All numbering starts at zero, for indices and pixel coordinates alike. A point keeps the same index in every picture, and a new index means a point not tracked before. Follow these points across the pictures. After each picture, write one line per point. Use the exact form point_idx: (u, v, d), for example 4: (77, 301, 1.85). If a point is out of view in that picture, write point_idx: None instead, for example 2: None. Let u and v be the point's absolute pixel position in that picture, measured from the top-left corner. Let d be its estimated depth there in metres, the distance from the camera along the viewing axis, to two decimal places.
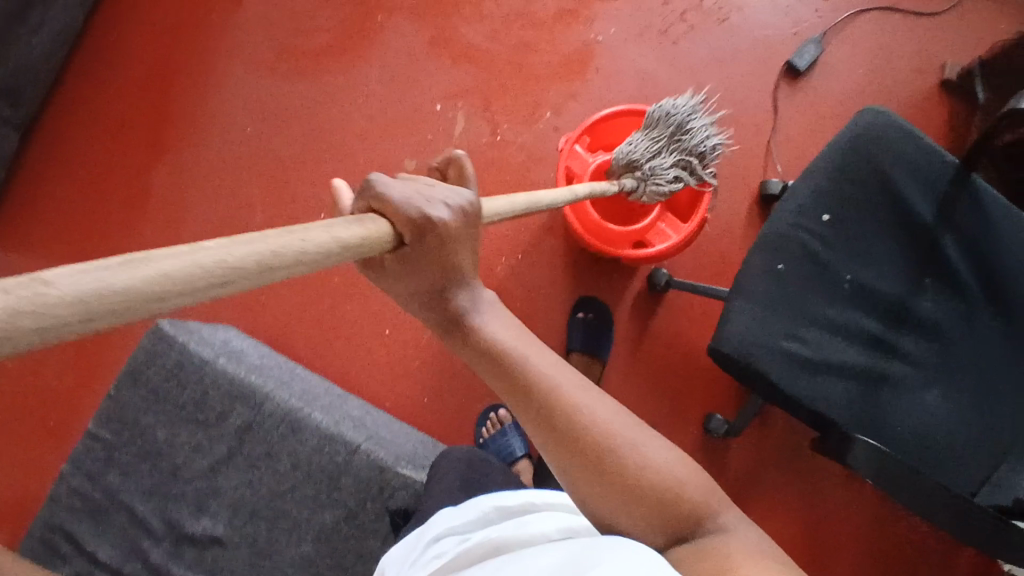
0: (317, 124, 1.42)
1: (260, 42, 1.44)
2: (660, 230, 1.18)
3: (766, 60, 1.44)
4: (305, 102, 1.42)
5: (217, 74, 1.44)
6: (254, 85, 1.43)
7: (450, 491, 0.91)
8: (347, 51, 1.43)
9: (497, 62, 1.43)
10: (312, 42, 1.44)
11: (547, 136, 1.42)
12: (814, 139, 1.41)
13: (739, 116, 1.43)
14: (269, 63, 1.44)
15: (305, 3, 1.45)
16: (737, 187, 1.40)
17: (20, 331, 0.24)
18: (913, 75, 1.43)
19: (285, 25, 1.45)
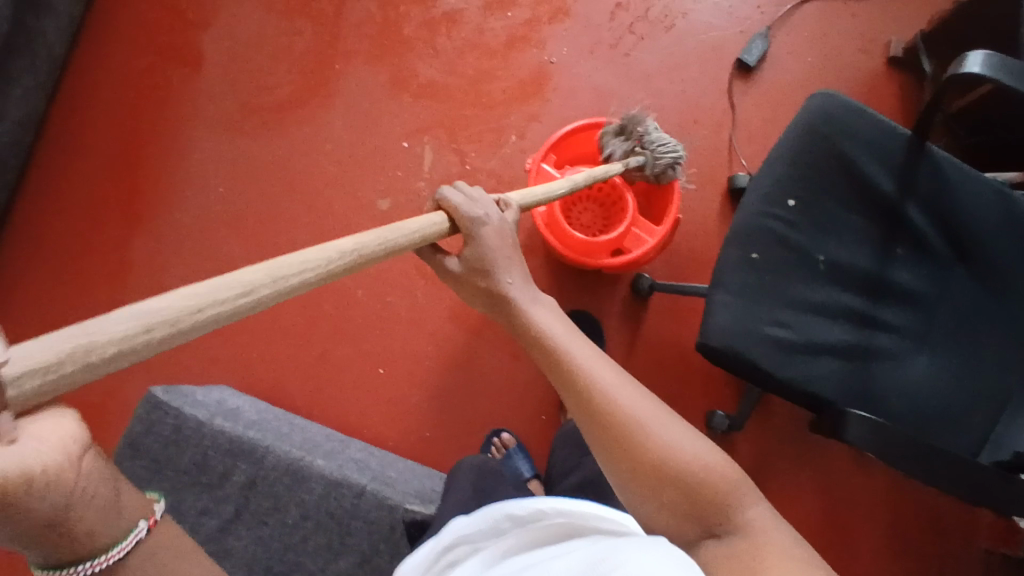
0: (288, 175, 1.44)
1: (223, 104, 1.47)
2: (637, 235, 1.20)
3: (716, 61, 1.48)
4: (274, 155, 1.44)
5: (183, 141, 1.46)
6: (222, 145, 1.45)
7: (465, 498, 0.92)
8: (310, 100, 1.46)
9: (456, 94, 1.46)
10: (273, 97, 1.46)
11: (515, 159, 1.44)
12: (773, 129, 1.45)
13: (698, 117, 1.46)
14: (233, 123, 1.46)
15: (262, 60, 1.48)
16: (706, 185, 1.44)
17: (102, 344, 0.38)
18: (859, 56, 1.47)
19: (245, 84, 1.47)
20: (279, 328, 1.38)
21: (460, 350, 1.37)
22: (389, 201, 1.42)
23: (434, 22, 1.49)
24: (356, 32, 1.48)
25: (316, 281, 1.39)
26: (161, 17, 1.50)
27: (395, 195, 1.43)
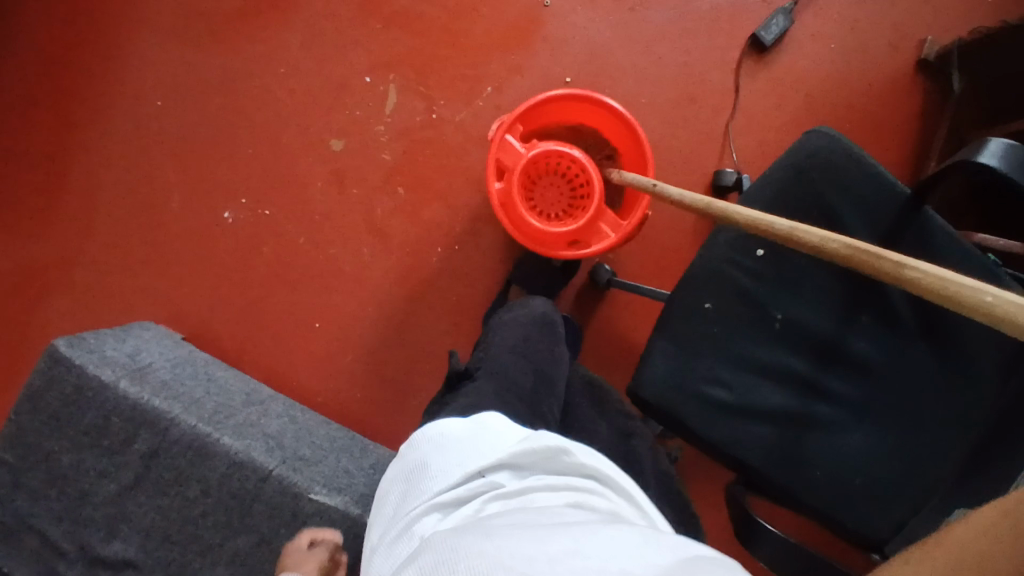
0: (235, 96, 1.29)
1: (172, 3, 1.30)
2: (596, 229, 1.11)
3: (729, 32, 1.31)
4: (221, 70, 1.29)
5: (121, 41, 1.30)
6: (164, 52, 1.30)
7: (515, 371, 0.92)
8: (266, 11, 1.29)
9: (431, 29, 1.29)
10: (226, 3, 1.29)
11: (486, 115, 1.30)
12: (776, 121, 1.31)
13: (698, 95, 1.31)
14: (180, 27, 1.30)
15: None
16: (690, 174, 1.31)
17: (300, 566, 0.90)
18: (885, 52, 1.32)
19: None
20: (212, 268, 1.30)
21: (401, 316, 1.30)
22: (342, 145, 1.29)
23: None
24: None
25: (256, 222, 1.29)
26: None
27: (350, 136, 1.29)
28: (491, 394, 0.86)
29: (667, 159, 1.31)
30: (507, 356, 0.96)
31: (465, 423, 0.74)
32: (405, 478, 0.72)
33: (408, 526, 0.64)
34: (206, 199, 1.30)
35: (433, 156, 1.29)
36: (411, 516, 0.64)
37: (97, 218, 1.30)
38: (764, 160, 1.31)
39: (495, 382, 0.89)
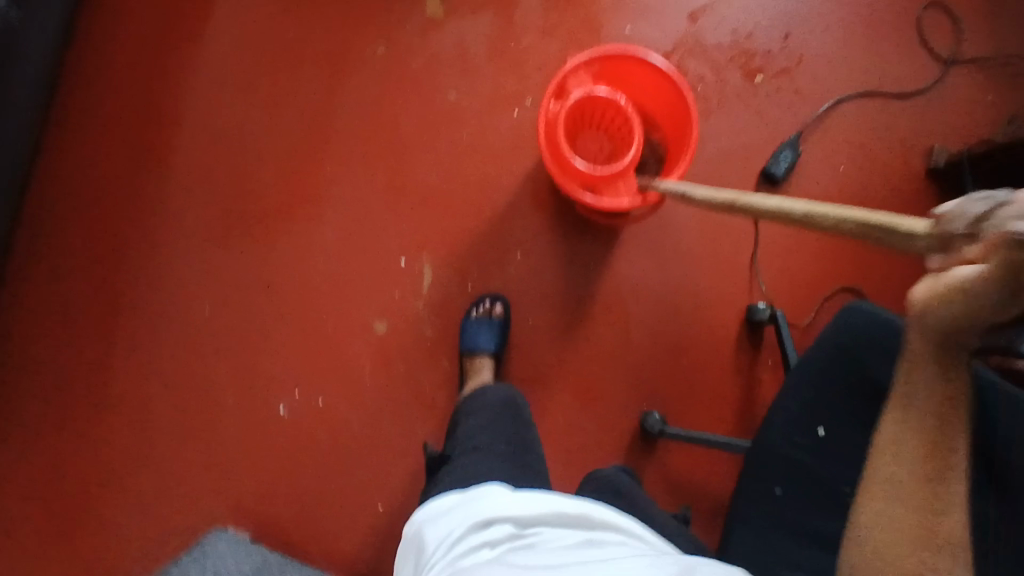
0: (279, 291, 1.34)
1: (209, 210, 1.36)
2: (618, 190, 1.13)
3: (742, 169, 1.36)
4: (263, 268, 1.34)
5: (163, 251, 1.35)
6: (206, 257, 1.35)
7: (488, 431, 1.07)
8: (298, 209, 1.35)
9: (457, 205, 1.35)
10: (261, 204, 1.35)
11: (520, 280, 1.35)
12: (797, 248, 1.36)
13: (720, 233, 1.35)
14: (219, 232, 1.35)
15: (248, 161, 1.36)
16: (723, 309, 1.35)
17: None
18: (894, 168, 1.37)
19: (229, 188, 1.36)
20: (272, 461, 1.32)
21: None
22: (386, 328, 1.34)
23: (435, 121, 1.36)
24: (351, 131, 1.36)
25: (309, 411, 1.33)
26: (139, 106, 1.37)
27: (392, 316, 1.34)
28: (485, 468, 0.96)
29: (700, 298, 1.35)
30: (477, 431, 1.08)
31: (460, 492, 0.85)
32: (416, 541, 0.83)
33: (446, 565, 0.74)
34: (260, 394, 1.33)
35: None
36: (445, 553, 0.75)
37: (155, 425, 1.32)
38: (792, 288, 1.34)
39: (477, 454, 1.01)
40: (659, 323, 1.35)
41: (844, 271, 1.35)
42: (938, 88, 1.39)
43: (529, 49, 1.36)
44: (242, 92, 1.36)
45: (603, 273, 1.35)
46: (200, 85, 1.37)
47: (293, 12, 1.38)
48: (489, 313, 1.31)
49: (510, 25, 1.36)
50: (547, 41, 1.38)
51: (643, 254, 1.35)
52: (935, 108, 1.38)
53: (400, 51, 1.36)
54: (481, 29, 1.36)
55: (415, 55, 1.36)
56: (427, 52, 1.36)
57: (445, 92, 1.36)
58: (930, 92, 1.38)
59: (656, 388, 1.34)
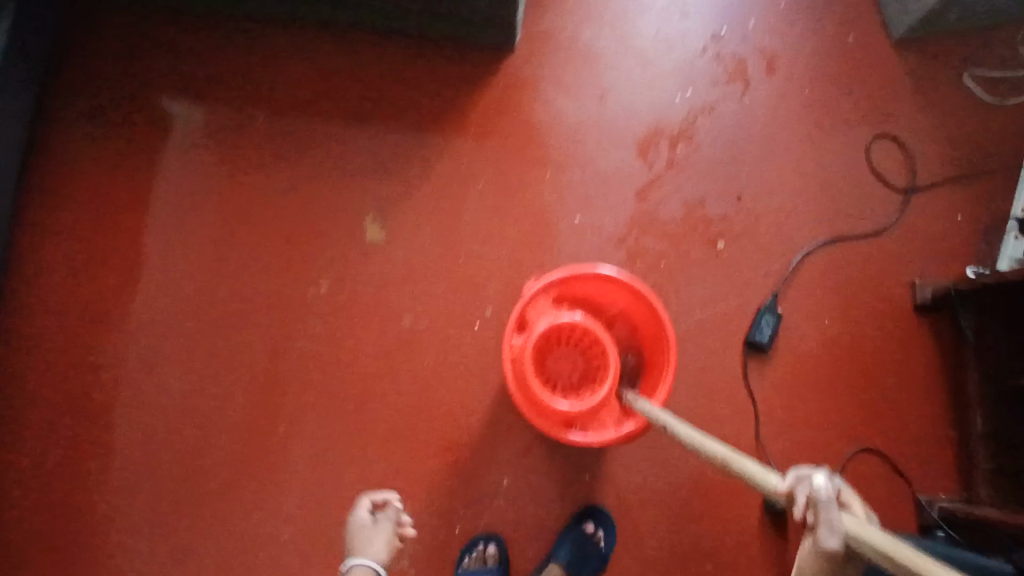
0: (252, 571, 1.20)
1: (163, 495, 1.21)
2: (602, 420, 1.04)
3: (724, 341, 1.27)
4: (229, 550, 1.20)
5: (116, 555, 1.20)
6: (166, 551, 1.20)
7: None
8: (259, 474, 1.22)
9: (431, 437, 1.23)
10: (217, 476, 1.22)
11: (513, 506, 1.22)
12: (800, 415, 1.25)
13: (715, 414, 1.25)
14: (175, 517, 1.21)
15: (197, 431, 1.23)
16: (736, 497, 1.23)
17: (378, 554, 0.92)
18: (878, 310, 1.29)
19: (178, 465, 1.22)
20: None
21: None
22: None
23: (391, 352, 1.26)
24: (304, 377, 1.25)
25: None
26: (63, 392, 1.23)
27: None
28: None
29: (708, 495, 1.23)
30: None
31: None
32: None
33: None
34: None
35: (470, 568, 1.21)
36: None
37: None
38: (806, 461, 1.24)
39: None
40: (671, 527, 1.21)
41: (858, 429, 1.25)
42: (902, 219, 1.33)
43: (477, 260, 1.29)
44: (178, 355, 1.24)
45: (603, 482, 1.22)
46: (130, 358, 1.24)
47: (220, 256, 1.27)
48: (483, 558, 1.19)
49: (455, 234, 1.29)
50: (495, 240, 1.30)
51: (642, 452, 1.23)
52: (905, 241, 1.32)
53: (343, 281, 1.27)
54: (425, 242, 1.29)
55: (359, 281, 1.27)
56: (372, 275, 1.27)
57: (399, 317, 1.27)
58: (896, 227, 1.33)
59: None
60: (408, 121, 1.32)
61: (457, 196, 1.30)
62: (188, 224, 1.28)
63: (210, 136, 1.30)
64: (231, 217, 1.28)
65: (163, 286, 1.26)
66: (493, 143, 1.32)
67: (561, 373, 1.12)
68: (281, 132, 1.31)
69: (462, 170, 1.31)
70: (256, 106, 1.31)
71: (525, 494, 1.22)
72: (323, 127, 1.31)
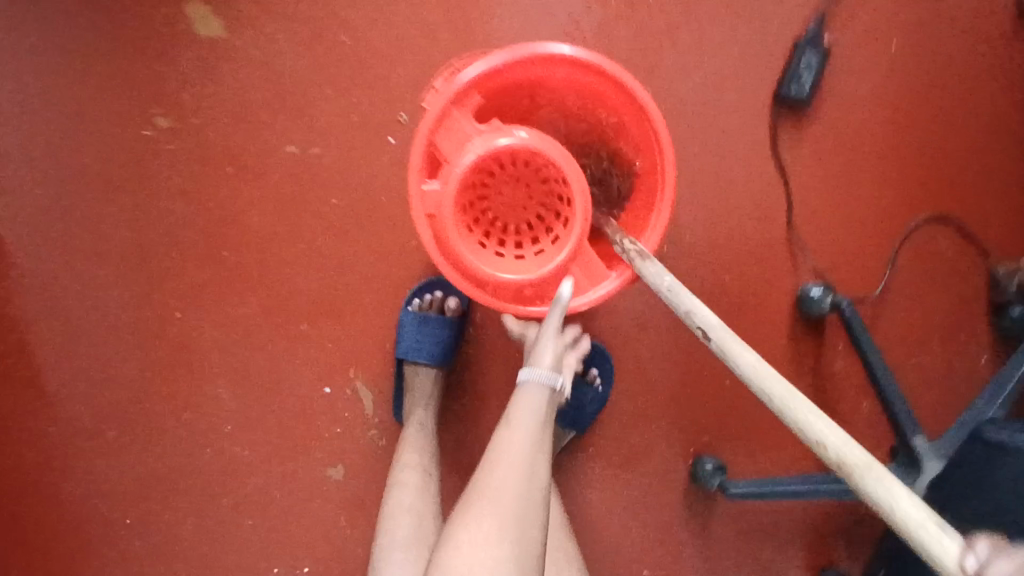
0: (189, 483, 0.99)
1: (57, 415, 0.98)
2: (571, 278, 0.74)
3: (742, 105, 0.91)
4: (157, 463, 0.99)
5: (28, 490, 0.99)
6: (84, 478, 0.99)
7: None
8: (168, 372, 0.98)
9: (368, 294, 0.96)
10: (120, 383, 0.98)
11: (485, 358, 0.99)
12: (849, 188, 0.93)
13: (735, 206, 0.93)
14: (82, 440, 0.99)
15: (80, 335, 0.97)
16: (766, 304, 0.96)
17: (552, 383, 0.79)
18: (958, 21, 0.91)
19: (69, 379, 0.98)
20: None
21: None
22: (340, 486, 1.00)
23: (290, 198, 0.94)
24: (186, 246, 0.96)
25: None
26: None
27: (343, 458, 1.00)
28: None
29: (730, 306, 0.96)
30: None
31: None
32: None
33: (494, 443, 0.70)
34: None
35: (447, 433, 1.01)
36: (497, 436, 0.70)
37: None
38: (853, 249, 0.94)
39: None
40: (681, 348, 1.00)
41: (924, 198, 0.93)
42: None
43: (380, 52, 0.90)
44: (24, 240, 0.95)
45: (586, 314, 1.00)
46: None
47: (30, 102, 0.93)
48: (439, 309, 0.96)
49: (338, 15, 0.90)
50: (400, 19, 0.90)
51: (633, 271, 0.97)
52: None
53: (200, 109, 0.92)
54: (297, 34, 0.90)
55: (222, 107, 0.92)
56: (236, 95, 0.92)
57: (284, 148, 0.92)
58: None
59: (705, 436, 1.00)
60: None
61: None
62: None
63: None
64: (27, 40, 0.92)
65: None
66: None
67: (508, 215, 0.74)
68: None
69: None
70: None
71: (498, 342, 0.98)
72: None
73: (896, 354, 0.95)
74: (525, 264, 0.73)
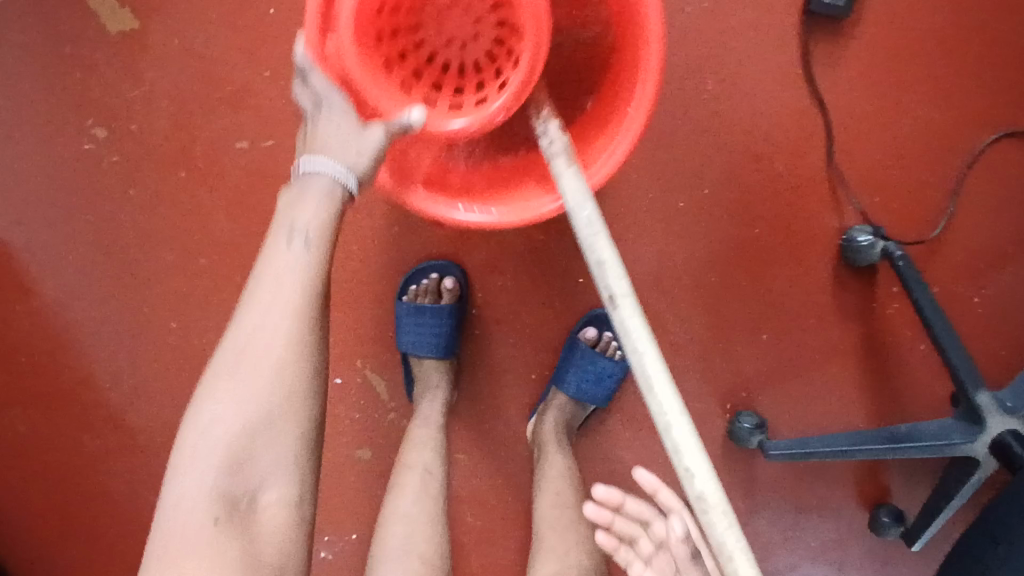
0: None
1: (61, 440, 0.95)
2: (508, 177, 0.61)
3: (761, 22, 0.75)
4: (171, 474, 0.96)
5: (47, 512, 0.97)
6: (98, 498, 0.97)
7: None
8: (163, 388, 0.94)
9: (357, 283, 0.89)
10: (118, 401, 0.94)
11: (492, 335, 0.91)
12: (899, 106, 0.77)
13: (762, 141, 0.78)
14: (93, 459, 0.96)
15: (70, 355, 0.93)
16: (805, 250, 0.82)
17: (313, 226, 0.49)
18: None
19: (68, 400, 0.94)
20: None
21: None
22: (355, 484, 0.94)
23: (251, 192, 0.83)
24: (152, 259, 0.88)
25: None
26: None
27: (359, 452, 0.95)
28: None
29: (763, 253, 0.83)
30: None
31: None
32: None
33: (258, 283, 0.49)
34: None
35: (461, 416, 0.94)
36: (263, 274, 0.49)
37: None
38: (905, 175, 0.79)
39: None
40: None
41: (988, 106, 0.77)
42: None
43: None
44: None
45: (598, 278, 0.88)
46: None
47: None
48: (438, 294, 0.88)
49: None
50: None
51: None
52: None
53: (135, 108, 0.82)
54: (224, 10, 0.78)
55: (158, 103, 0.81)
56: (168, 89, 0.81)
57: (232, 144, 0.81)
58: None
59: (745, 398, 0.89)
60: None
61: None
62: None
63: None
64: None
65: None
66: None
67: (439, 49, 0.63)
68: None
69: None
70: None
71: (507, 318, 0.90)
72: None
73: (961, 290, 0.82)
74: (441, 112, 0.59)
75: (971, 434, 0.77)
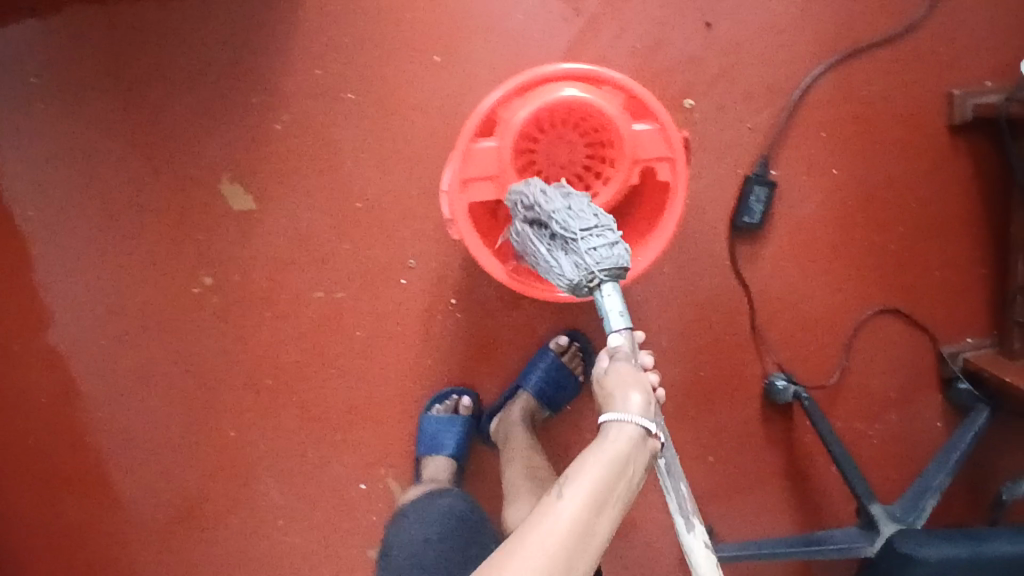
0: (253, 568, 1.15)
1: (139, 522, 1.15)
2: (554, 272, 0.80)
3: (710, 227, 1.03)
4: (226, 554, 1.15)
5: None
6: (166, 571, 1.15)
7: None
8: (227, 482, 1.13)
9: (393, 403, 1.11)
10: (189, 491, 1.14)
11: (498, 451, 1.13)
12: (805, 289, 1.06)
13: (707, 311, 1.06)
14: (164, 538, 1.15)
15: (154, 451, 1.13)
16: (740, 391, 1.09)
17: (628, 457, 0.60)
18: (898, 141, 1.02)
19: (148, 489, 1.14)
20: None
21: None
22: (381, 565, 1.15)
23: (320, 328, 1.08)
24: (232, 377, 1.10)
25: None
26: None
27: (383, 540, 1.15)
28: None
29: (709, 393, 1.09)
30: None
31: None
32: None
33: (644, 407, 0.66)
34: None
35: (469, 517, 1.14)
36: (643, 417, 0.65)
37: None
38: (811, 341, 1.07)
39: None
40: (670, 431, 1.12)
41: (868, 292, 1.06)
42: (927, 18, 1.00)
43: (390, 205, 1.04)
44: (102, 378, 1.11)
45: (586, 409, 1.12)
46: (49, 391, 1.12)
47: (94, 267, 1.08)
48: (455, 410, 1.08)
49: (351, 181, 1.03)
50: (406, 175, 1.03)
51: None
52: (931, 44, 1.01)
53: (237, 263, 1.07)
54: (316, 199, 1.04)
55: (254, 260, 1.06)
56: (267, 250, 1.06)
57: (311, 292, 1.07)
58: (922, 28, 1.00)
59: (699, 509, 1.13)
60: (256, 42, 1.01)
61: (338, 128, 1.02)
62: (39, 233, 1.07)
63: (18, 116, 1.03)
64: (83, 213, 1.06)
65: (44, 309, 1.09)
66: (375, 55, 1.00)
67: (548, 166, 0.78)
68: (102, 95, 1.03)
69: (339, 92, 1.01)
70: (57, 66, 1.02)
71: None
72: (155, 74, 1.02)
73: (858, 427, 1.09)
74: None
75: (868, 538, 0.98)
